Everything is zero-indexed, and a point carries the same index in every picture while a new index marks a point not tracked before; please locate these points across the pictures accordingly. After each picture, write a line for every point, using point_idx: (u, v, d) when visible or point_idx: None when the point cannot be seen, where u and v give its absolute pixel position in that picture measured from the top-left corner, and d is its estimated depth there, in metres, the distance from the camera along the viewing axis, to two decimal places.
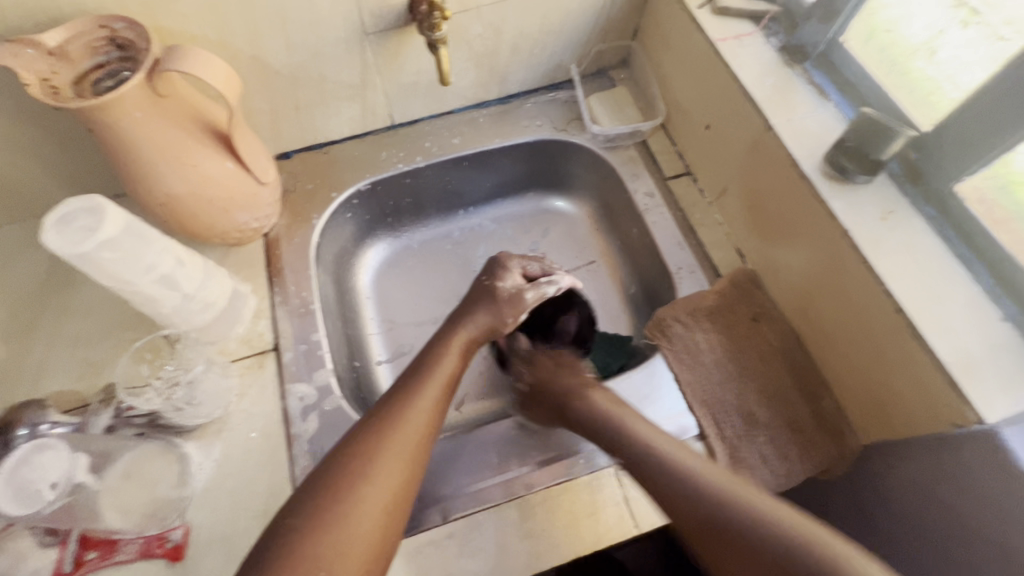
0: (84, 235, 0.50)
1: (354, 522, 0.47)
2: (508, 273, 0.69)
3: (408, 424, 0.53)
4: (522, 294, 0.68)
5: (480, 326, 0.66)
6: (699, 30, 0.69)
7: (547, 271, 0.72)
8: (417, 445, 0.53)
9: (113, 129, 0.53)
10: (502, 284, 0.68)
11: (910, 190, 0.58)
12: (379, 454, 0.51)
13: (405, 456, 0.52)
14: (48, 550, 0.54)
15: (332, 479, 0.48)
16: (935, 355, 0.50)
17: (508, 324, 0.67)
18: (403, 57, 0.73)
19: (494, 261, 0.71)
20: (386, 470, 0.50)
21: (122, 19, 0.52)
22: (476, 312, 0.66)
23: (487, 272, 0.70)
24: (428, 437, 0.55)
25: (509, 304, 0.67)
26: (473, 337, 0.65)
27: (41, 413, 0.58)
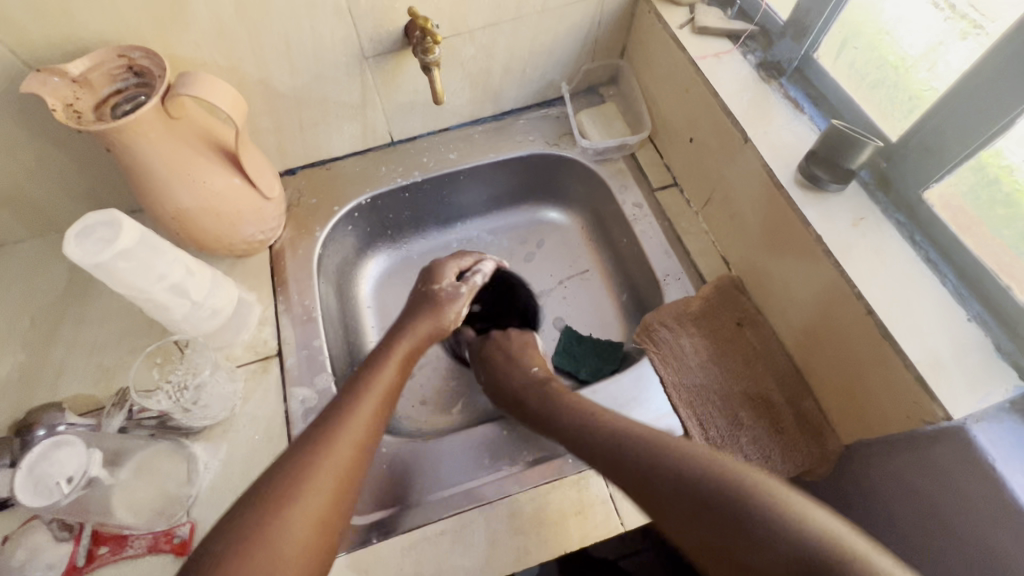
0: (102, 246, 0.54)
1: (286, 535, 0.46)
2: (443, 274, 0.74)
3: (343, 439, 0.53)
4: (457, 289, 0.73)
5: (426, 325, 0.69)
6: (680, 50, 0.73)
7: (476, 261, 0.78)
8: (353, 460, 0.53)
9: (129, 149, 0.57)
10: (439, 285, 0.73)
11: (881, 197, 0.61)
12: (315, 468, 0.50)
13: (339, 471, 0.51)
14: (62, 544, 0.58)
15: (270, 488, 0.48)
16: (904, 355, 0.52)
17: (450, 318, 0.71)
18: (400, 78, 0.77)
19: (429, 267, 0.76)
20: (321, 484, 0.50)
21: (139, 49, 0.57)
22: (417, 317, 0.69)
23: (422, 280, 0.75)
24: (365, 451, 0.55)
25: (445, 300, 0.71)
26: (413, 347, 0.66)
27: (57, 416, 0.64)
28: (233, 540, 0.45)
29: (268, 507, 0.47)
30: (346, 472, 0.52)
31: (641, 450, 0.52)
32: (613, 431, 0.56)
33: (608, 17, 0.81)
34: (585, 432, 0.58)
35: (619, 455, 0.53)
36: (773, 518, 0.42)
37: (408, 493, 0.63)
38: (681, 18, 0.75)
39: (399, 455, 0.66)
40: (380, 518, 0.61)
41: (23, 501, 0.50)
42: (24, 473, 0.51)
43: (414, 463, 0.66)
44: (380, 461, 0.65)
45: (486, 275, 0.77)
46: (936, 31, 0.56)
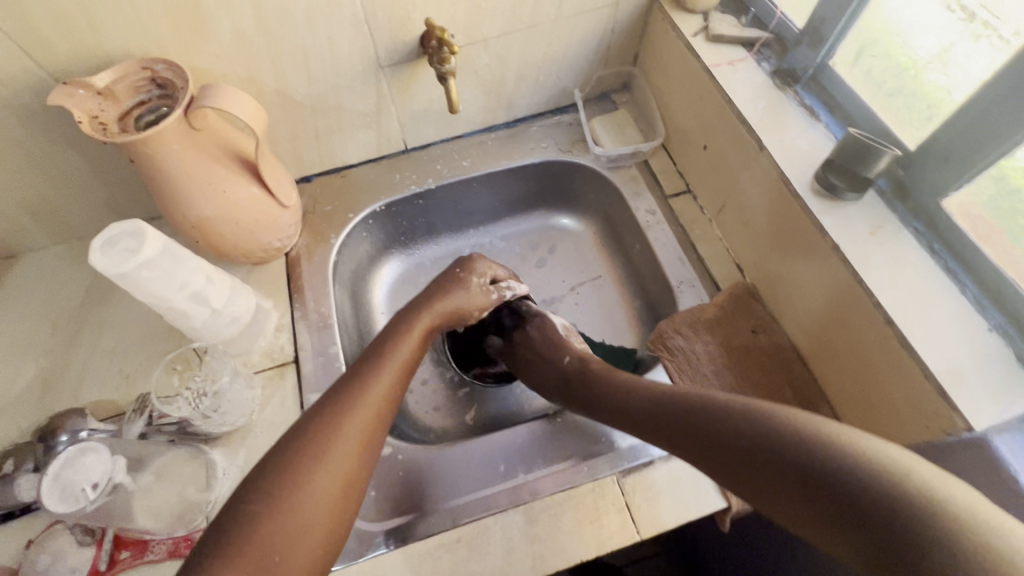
0: (125, 256, 0.55)
1: (311, 493, 0.47)
2: (480, 269, 0.74)
3: (363, 405, 0.54)
4: (488, 292, 0.73)
5: (449, 312, 0.69)
6: (694, 57, 0.73)
7: (508, 275, 0.78)
8: (373, 426, 0.54)
9: (152, 160, 0.58)
10: (474, 277, 0.73)
11: (898, 206, 0.61)
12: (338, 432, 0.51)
13: (361, 435, 0.52)
14: (84, 548, 0.59)
15: (291, 455, 0.49)
16: (923, 365, 0.52)
17: (473, 315, 0.72)
18: (415, 86, 0.78)
19: (469, 256, 0.75)
20: (345, 446, 0.51)
21: (162, 62, 0.58)
22: (442, 299, 0.69)
23: (461, 264, 0.74)
24: (385, 418, 0.55)
25: (475, 296, 0.72)
26: (432, 325, 0.67)
27: (80, 421, 0.64)
28: (261, 496, 0.46)
29: (292, 467, 0.48)
30: (366, 437, 0.53)
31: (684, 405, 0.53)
32: (657, 395, 0.57)
33: (621, 25, 0.81)
34: (624, 412, 0.59)
35: (659, 427, 0.54)
36: (807, 445, 0.41)
37: (423, 500, 0.64)
38: (695, 26, 0.75)
39: (415, 462, 0.66)
40: (396, 524, 0.62)
41: (49, 506, 0.50)
42: (51, 478, 0.51)
43: (430, 470, 0.66)
44: (397, 467, 0.66)
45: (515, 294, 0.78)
46: (955, 29, 0.56)
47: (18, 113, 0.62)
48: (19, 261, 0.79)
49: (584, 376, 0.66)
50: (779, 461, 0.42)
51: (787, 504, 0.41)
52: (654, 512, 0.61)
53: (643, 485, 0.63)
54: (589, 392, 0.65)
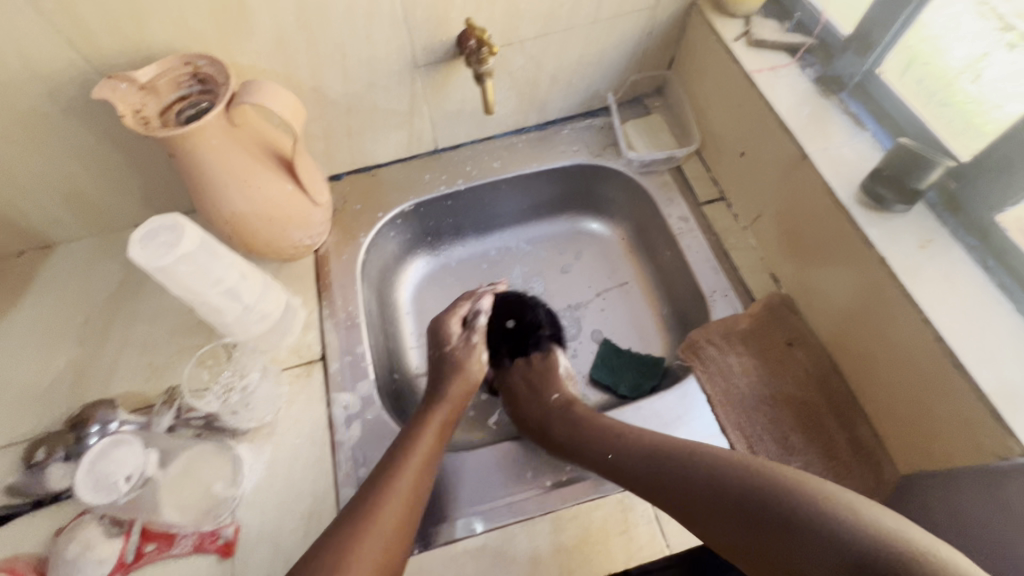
0: (164, 250, 0.55)
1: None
2: (450, 328, 0.74)
3: (386, 511, 0.53)
4: (468, 341, 0.73)
5: (455, 403, 0.67)
6: (734, 61, 0.72)
7: (472, 301, 0.77)
8: (400, 526, 0.53)
9: (191, 155, 0.59)
10: (450, 343, 0.73)
11: (950, 219, 0.59)
12: (368, 539, 0.51)
13: (383, 546, 0.51)
14: (112, 539, 0.58)
15: (316, 571, 0.48)
16: (976, 386, 0.50)
17: (475, 373, 0.71)
18: (449, 86, 0.78)
19: (434, 327, 0.75)
20: (371, 553, 0.50)
21: (204, 57, 0.59)
22: (449, 381, 0.69)
23: (433, 343, 0.74)
24: (412, 515, 0.55)
25: (463, 356, 0.71)
26: (449, 412, 0.66)
27: (111, 413, 0.65)
28: None
29: None
30: (394, 539, 0.52)
31: (680, 470, 0.54)
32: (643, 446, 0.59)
33: (658, 28, 0.80)
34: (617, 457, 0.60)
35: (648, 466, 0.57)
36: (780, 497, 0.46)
37: (446, 505, 0.63)
38: (736, 31, 0.74)
39: (438, 465, 0.66)
40: (419, 527, 0.61)
41: (82, 497, 0.50)
42: (85, 469, 0.52)
43: (454, 474, 0.65)
44: None
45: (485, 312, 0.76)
46: (991, 37, 0.57)
47: (62, 105, 0.63)
48: (54, 251, 0.80)
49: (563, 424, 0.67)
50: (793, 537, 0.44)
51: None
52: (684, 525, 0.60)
53: None
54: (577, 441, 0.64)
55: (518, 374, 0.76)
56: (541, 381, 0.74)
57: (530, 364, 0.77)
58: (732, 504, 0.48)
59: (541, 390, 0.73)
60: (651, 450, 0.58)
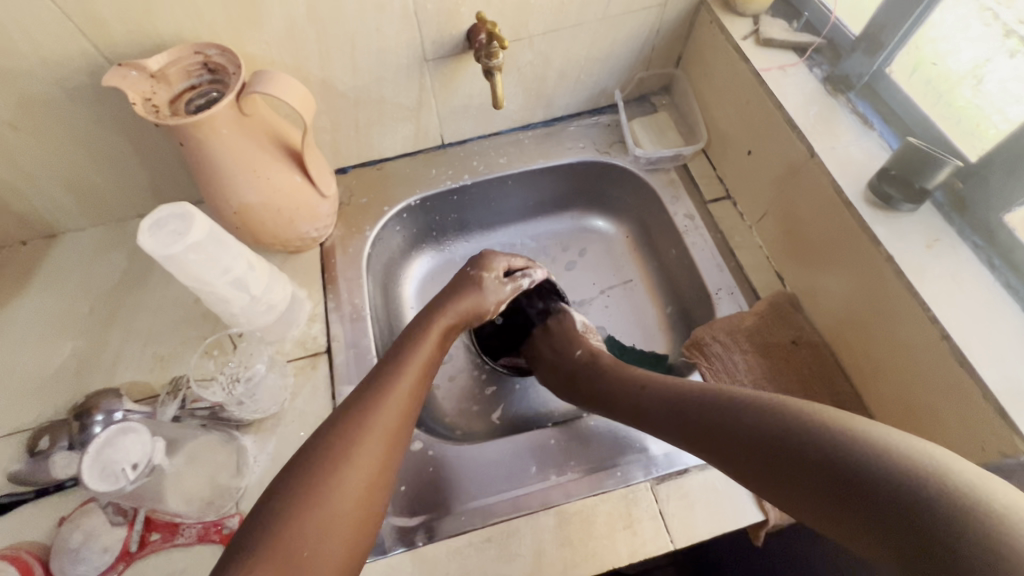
0: (174, 238, 0.55)
1: (337, 508, 0.46)
2: (493, 264, 0.72)
3: (386, 407, 0.53)
4: (502, 285, 0.71)
5: (462, 311, 0.67)
6: (743, 60, 0.72)
7: (525, 264, 0.76)
8: (395, 429, 0.53)
9: (201, 144, 0.59)
10: (487, 275, 0.70)
11: (957, 219, 0.59)
12: (360, 442, 0.50)
13: (383, 440, 0.51)
14: (116, 528, 0.59)
15: (318, 458, 0.48)
16: (981, 383, 0.50)
17: (490, 309, 0.69)
18: (458, 81, 0.78)
19: (480, 254, 0.73)
20: (366, 455, 0.50)
21: (215, 46, 0.58)
22: (458, 300, 0.67)
23: (472, 263, 0.72)
24: (406, 420, 0.55)
25: (490, 291, 0.69)
26: (451, 326, 0.65)
27: (116, 402, 0.65)
28: (285, 511, 0.45)
29: (319, 477, 0.47)
30: (388, 443, 0.52)
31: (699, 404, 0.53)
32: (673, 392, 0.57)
33: (666, 26, 0.80)
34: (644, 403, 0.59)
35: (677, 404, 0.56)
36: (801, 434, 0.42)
37: (452, 499, 0.63)
38: (745, 30, 0.74)
39: (444, 458, 0.66)
40: (423, 521, 0.61)
41: (89, 484, 0.50)
42: (92, 456, 0.51)
43: (459, 468, 0.65)
44: (427, 464, 0.65)
45: (533, 283, 0.75)
46: (994, 43, 0.57)
47: (71, 92, 0.62)
48: (58, 240, 0.79)
49: (598, 370, 0.67)
50: (806, 467, 0.41)
51: (820, 508, 0.39)
52: (688, 521, 0.60)
53: (677, 495, 0.61)
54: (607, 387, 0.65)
55: (543, 342, 0.75)
56: (563, 342, 0.73)
57: (548, 332, 0.76)
58: (753, 438, 0.46)
59: (564, 349, 0.72)
60: (675, 393, 0.57)
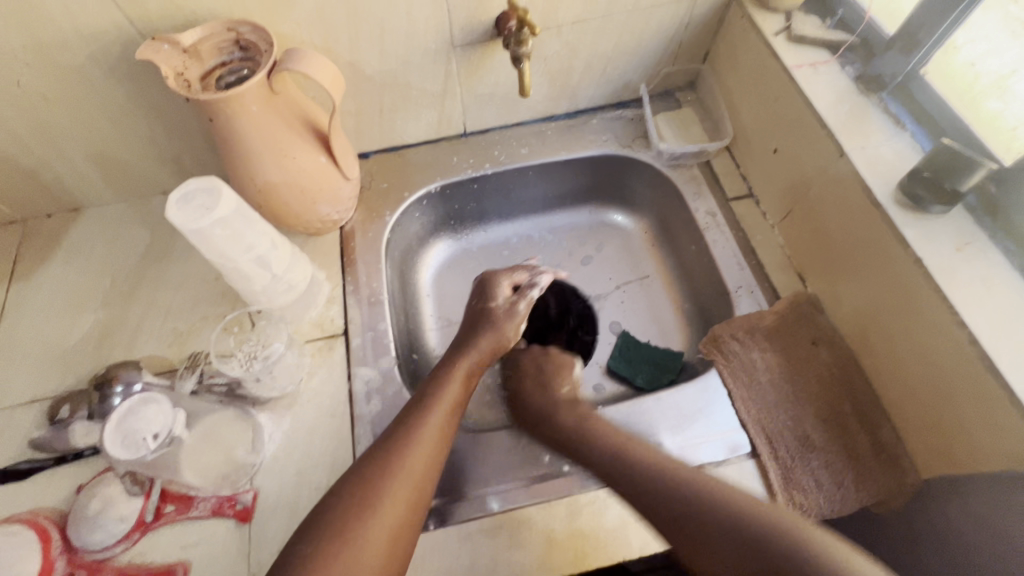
0: (201, 213, 0.56)
1: (361, 560, 0.46)
2: (500, 289, 0.71)
3: (413, 455, 0.53)
4: (513, 306, 0.70)
5: (484, 350, 0.66)
6: (773, 56, 0.71)
7: (531, 273, 0.74)
8: (422, 474, 0.53)
9: (230, 121, 0.59)
10: (495, 303, 0.70)
11: (988, 223, 0.58)
12: (385, 488, 0.50)
13: (411, 487, 0.52)
14: (133, 498, 0.59)
15: (346, 506, 0.49)
16: (1009, 390, 0.49)
17: (511, 337, 0.68)
18: (484, 69, 0.78)
19: (484, 281, 0.73)
20: (393, 503, 0.50)
21: (248, 24, 0.59)
22: (479, 337, 0.67)
23: (478, 295, 0.72)
24: (433, 469, 0.54)
25: (505, 319, 0.68)
26: (476, 363, 0.65)
27: (135, 374, 0.65)
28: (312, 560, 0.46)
29: (344, 524, 0.48)
30: (416, 489, 0.52)
31: (684, 498, 0.52)
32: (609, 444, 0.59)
33: (695, 21, 0.80)
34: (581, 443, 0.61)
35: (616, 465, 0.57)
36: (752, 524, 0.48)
37: (464, 483, 0.63)
38: (776, 26, 0.73)
39: (457, 443, 0.66)
40: (436, 504, 0.62)
41: (111, 452, 0.51)
42: (115, 423, 0.52)
43: (468, 454, 0.65)
44: None
45: (543, 289, 0.73)
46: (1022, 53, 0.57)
47: (103, 65, 0.63)
48: (82, 214, 0.80)
49: (556, 418, 0.65)
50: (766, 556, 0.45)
51: None
52: None
53: None
54: (570, 432, 0.63)
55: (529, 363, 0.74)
56: (552, 374, 0.72)
57: (544, 355, 0.75)
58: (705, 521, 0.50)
59: (550, 381, 0.71)
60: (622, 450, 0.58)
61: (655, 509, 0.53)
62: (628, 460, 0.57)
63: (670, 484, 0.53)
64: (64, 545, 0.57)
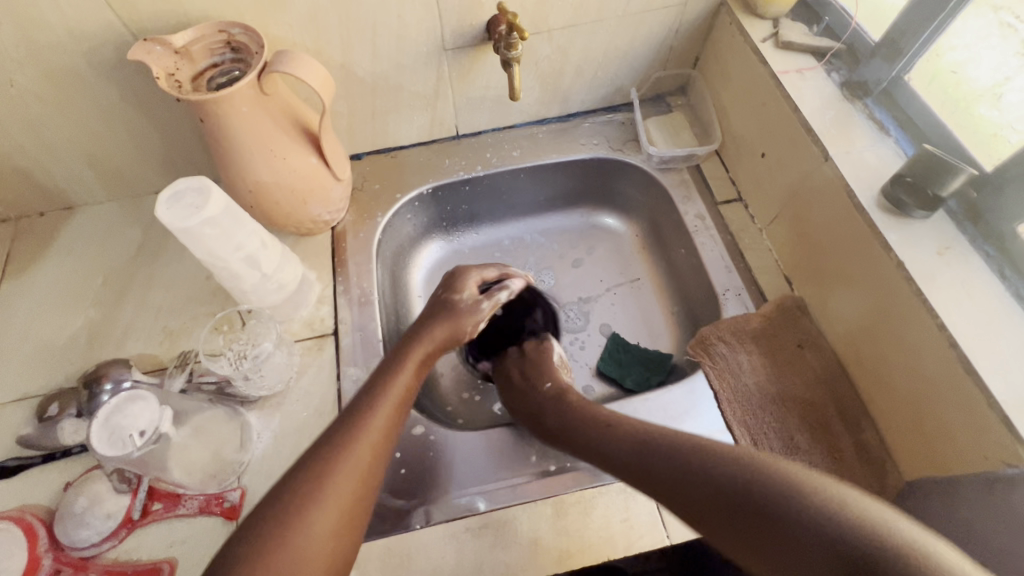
0: (191, 211, 0.56)
1: (302, 553, 0.45)
2: (465, 285, 0.70)
3: (358, 443, 0.51)
4: (478, 303, 0.68)
5: (439, 340, 0.64)
6: (761, 62, 0.72)
7: (498, 275, 0.74)
8: (368, 463, 0.51)
9: (220, 121, 0.59)
10: (458, 296, 0.68)
11: (969, 228, 0.59)
12: (329, 479, 0.49)
13: (355, 477, 0.50)
14: (120, 496, 0.60)
15: (284, 496, 0.47)
16: (987, 392, 0.50)
17: (468, 331, 0.66)
18: (475, 72, 0.78)
19: (454, 274, 0.72)
20: (337, 494, 0.48)
21: (239, 26, 0.59)
22: (435, 324, 0.65)
23: (444, 286, 0.71)
24: (378, 455, 0.53)
25: (466, 312, 0.67)
26: (430, 351, 0.63)
27: (124, 372, 0.66)
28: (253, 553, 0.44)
29: (284, 514, 0.46)
30: (361, 479, 0.50)
31: (660, 454, 0.51)
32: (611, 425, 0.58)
33: (685, 27, 0.80)
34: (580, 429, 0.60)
35: (608, 446, 0.56)
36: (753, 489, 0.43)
37: (451, 483, 0.64)
38: (764, 32, 0.74)
39: (444, 444, 0.66)
40: (423, 503, 0.62)
41: (97, 449, 0.51)
42: (102, 421, 0.53)
43: (455, 454, 0.66)
44: (428, 448, 0.66)
45: (512, 293, 0.72)
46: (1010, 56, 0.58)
47: (96, 66, 0.63)
48: (75, 213, 0.81)
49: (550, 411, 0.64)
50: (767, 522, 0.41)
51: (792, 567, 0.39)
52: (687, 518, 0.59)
53: None
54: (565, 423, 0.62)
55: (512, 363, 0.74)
56: (536, 372, 0.71)
57: (524, 354, 0.74)
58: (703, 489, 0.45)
59: (534, 380, 0.70)
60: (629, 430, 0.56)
61: (650, 480, 0.50)
62: (610, 437, 0.57)
63: (646, 444, 0.53)
64: (51, 542, 0.58)
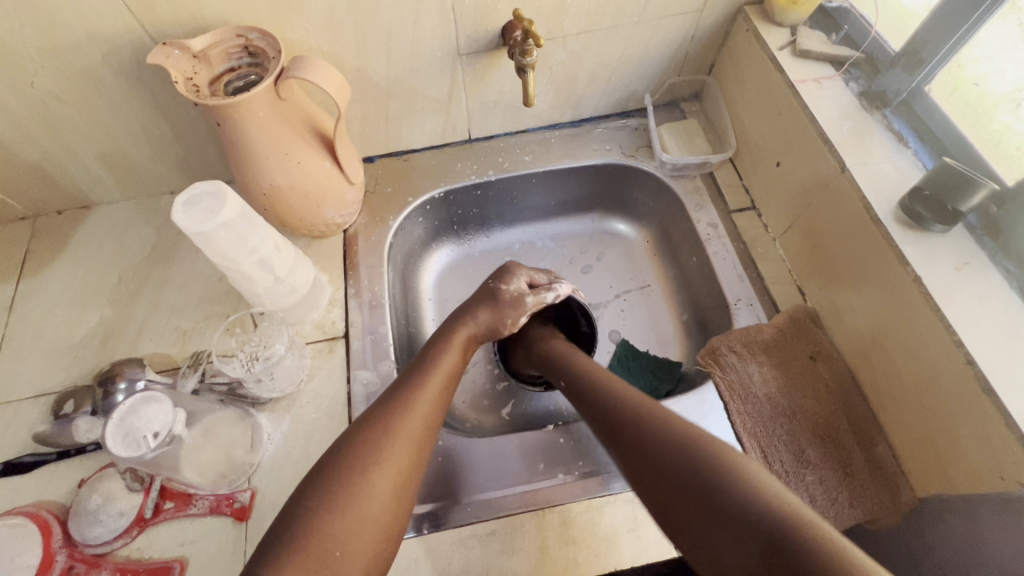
0: (206, 215, 0.57)
1: (363, 513, 0.47)
2: (514, 278, 0.71)
3: (414, 414, 0.54)
4: (522, 298, 0.69)
5: (480, 324, 0.67)
6: (778, 70, 0.72)
7: (552, 280, 0.74)
8: (422, 433, 0.54)
9: (236, 126, 0.60)
10: (506, 287, 0.70)
11: (988, 243, 0.58)
12: (382, 445, 0.51)
13: (412, 443, 0.52)
14: (133, 494, 0.60)
15: (344, 462, 0.49)
16: (1005, 412, 0.49)
17: (507, 325, 0.68)
18: (490, 77, 0.78)
19: (503, 267, 0.73)
20: (393, 460, 0.50)
21: (257, 31, 0.60)
22: (477, 309, 0.68)
23: (494, 276, 0.72)
24: (431, 428, 0.55)
25: (509, 306, 0.68)
26: (473, 334, 0.66)
27: (138, 371, 0.67)
28: (317, 514, 0.46)
29: (350, 477, 0.48)
30: (415, 448, 0.52)
31: (658, 431, 0.50)
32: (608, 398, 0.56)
33: (701, 33, 0.80)
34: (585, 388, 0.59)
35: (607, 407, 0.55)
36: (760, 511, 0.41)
37: (460, 489, 0.63)
38: (782, 40, 0.73)
39: (453, 448, 0.66)
40: (431, 509, 0.62)
41: (112, 449, 0.52)
42: (116, 422, 0.53)
43: (463, 460, 0.65)
44: (437, 454, 0.66)
45: (558, 298, 0.72)
46: None
47: (114, 68, 0.64)
48: (92, 212, 0.82)
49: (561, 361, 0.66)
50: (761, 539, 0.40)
51: None
52: None
53: None
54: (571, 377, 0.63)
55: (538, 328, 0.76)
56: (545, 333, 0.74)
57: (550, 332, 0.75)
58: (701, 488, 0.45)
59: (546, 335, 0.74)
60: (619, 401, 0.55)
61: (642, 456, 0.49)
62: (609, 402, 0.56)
63: (637, 417, 0.52)
64: (65, 538, 0.58)
